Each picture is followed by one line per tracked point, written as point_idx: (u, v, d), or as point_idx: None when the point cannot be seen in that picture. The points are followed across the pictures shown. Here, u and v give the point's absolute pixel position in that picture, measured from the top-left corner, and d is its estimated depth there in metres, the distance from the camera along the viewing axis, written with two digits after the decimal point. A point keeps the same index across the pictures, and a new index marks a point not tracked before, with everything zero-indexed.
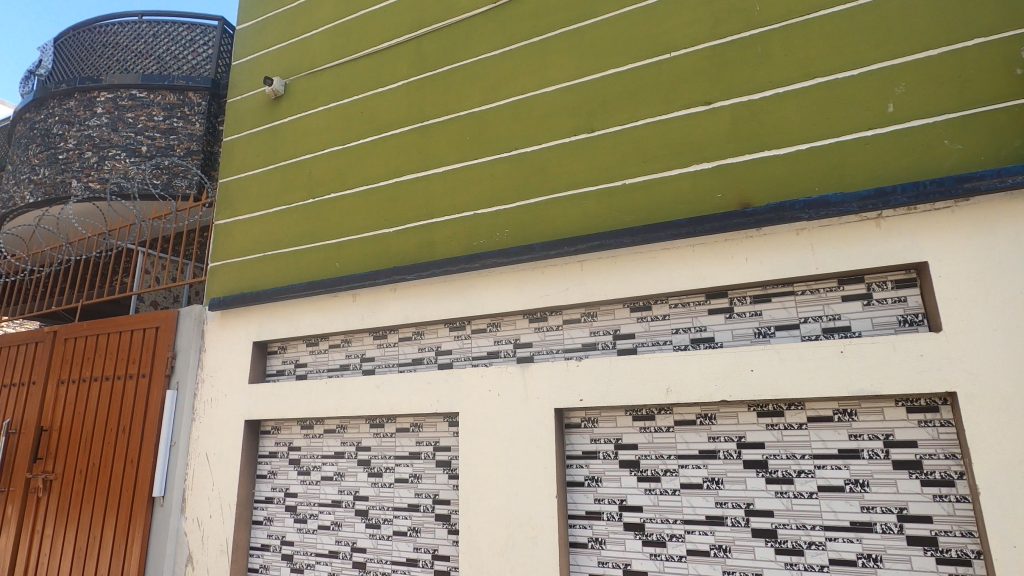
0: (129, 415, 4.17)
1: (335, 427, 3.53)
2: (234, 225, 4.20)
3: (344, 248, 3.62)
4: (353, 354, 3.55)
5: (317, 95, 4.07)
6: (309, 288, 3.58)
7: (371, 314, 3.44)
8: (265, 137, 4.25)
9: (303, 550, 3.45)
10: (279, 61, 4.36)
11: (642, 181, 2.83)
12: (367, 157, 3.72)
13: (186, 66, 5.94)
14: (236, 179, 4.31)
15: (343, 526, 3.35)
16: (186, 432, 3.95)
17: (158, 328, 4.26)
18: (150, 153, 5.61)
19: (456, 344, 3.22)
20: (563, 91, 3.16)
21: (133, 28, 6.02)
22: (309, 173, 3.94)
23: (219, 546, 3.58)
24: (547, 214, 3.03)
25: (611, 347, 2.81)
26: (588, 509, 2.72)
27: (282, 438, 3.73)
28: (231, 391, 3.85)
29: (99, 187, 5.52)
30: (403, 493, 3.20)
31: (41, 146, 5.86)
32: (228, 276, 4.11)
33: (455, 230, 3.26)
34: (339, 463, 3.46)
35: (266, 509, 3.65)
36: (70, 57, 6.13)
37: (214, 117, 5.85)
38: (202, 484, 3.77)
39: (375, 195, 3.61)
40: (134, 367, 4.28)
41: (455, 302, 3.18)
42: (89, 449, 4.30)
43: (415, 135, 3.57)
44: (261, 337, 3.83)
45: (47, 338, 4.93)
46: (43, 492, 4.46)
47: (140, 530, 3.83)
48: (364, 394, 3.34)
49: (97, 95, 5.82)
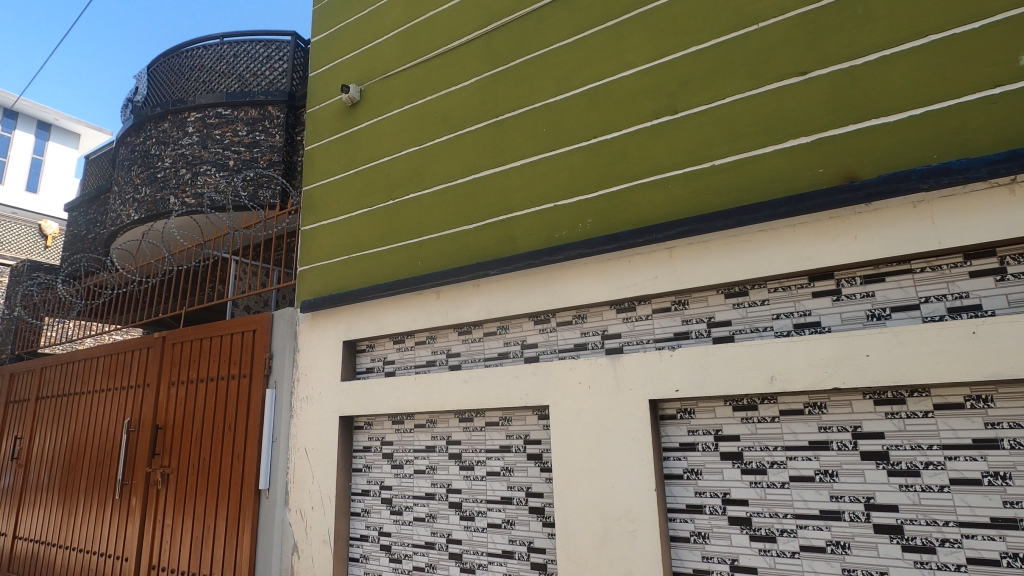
0: (234, 413, 4.45)
1: (425, 422, 3.62)
2: (319, 230, 4.37)
3: (426, 246, 3.69)
4: (439, 350, 3.63)
5: (390, 100, 4.17)
6: (395, 288, 3.69)
7: (455, 310, 3.48)
8: (343, 144, 4.40)
9: (400, 540, 3.56)
10: (353, 69, 4.50)
11: (732, 161, 2.70)
12: (443, 156, 3.77)
13: (264, 81, 6.25)
14: (318, 187, 4.49)
15: (437, 517, 3.43)
16: (286, 428, 4.16)
17: (254, 331, 4.52)
18: (237, 166, 5.94)
19: (542, 337, 3.21)
20: (640, 75, 3.06)
21: (216, 50, 6.40)
22: (388, 175, 4.04)
23: (321, 536, 3.76)
24: (631, 201, 2.95)
25: (706, 335, 2.71)
26: (689, 502, 2.64)
27: (375, 433, 3.87)
28: (325, 389, 4.02)
29: (194, 201, 5.90)
30: (495, 486, 3.23)
31: (141, 167, 6.35)
32: (316, 278, 4.29)
33: (536, 223, 3.25)
34: (431, 456, 3.55)
35: (363, 501, 3.80)
36: (162, 82, 6.60)
37: (293, 128, 6.11)
38: (303, 477, 3.97)
39: (453, 193, 3.65)
40: (236, 367, 4.56)
41: (539, 295, 3.16)
42: (199, 446, 4.63)
43: (490, 130, 3.58)
44: (350, 336, 3.98)
45: (157, 343, 5.35)
46: (162, 485, 4.85)
47: (250, 521, 4.08)
48: (452, 389, 3.40)
49: (187, 115, 6.24)
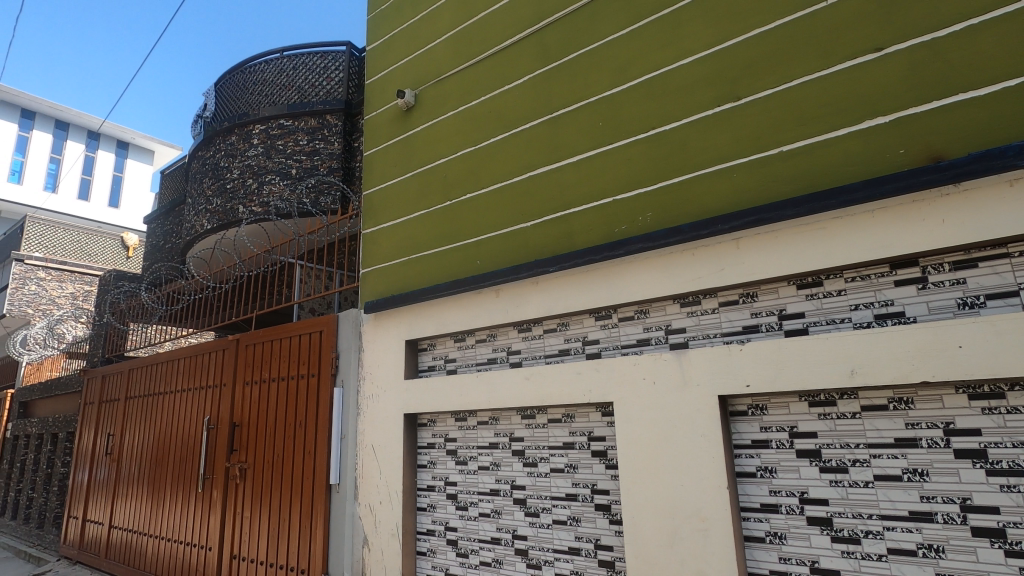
0: (304, 411, 4.64)
1: (488, 419, 3.66)
2: (379, 233, 4.49)
3: (484, 245, 3.73)
4: (499, 347, 3.65)
5: (444, 102, 4.24)
6: (455, 288, 3.75)
7: (514, 308, 3.50)
8: (400, 148, 4.50)
9: (466, 535, 3.62)
10: (408, 74, 4.60)
11: (801, 146, 2.59)
12: (498, 155, 3.80)
13: (322, 91, 6.47)
14: (377, 191, 4.61)
15: (502, 513, 3.46)
16: (353, 425, 4.30)
17: (321, 332, 4.70)
18: (299, 174, 6.18)
19: (603, 334, 3.18)
20: (699, 62, 2.98)
21: (276, 64, 6.69)
22: (444, 176, 4.11)
23: (390, 530, 3.87)
24: (693, 192, 2.87)
25: (777, 328, 2.61)
26: (764, 501, 2.55)
27: (438, 430, 3.95)
28: (389, 387, 4.14)
29: (261, 209, 6.19)
30: (560, 482, 3.23)
31: (212, 179, 6.71)
32: (378, 280, 4.41)
33: (594, 219, 3.22)
34: (495, 453, 3.58)
35: (429, 497, 3.89)
36: (228, 97, 6.96)
37: (350, 135, 6.29)
38: (371, 473, 4.10)
39: (510, 192, 3.67)
40: (305, 367, 4.75)
41: (599, 291, 3.13)
42: (273, 442, 4.86)
43: (545, 127, 3.57)
44: (412, 335, 4.07)
45: (231, 346, 5.65)
46: (240, 479, 5.12)
47: (322, 514, 4.25)
48: (514, 386, 3.42)
49: (253, 127, 6.55)
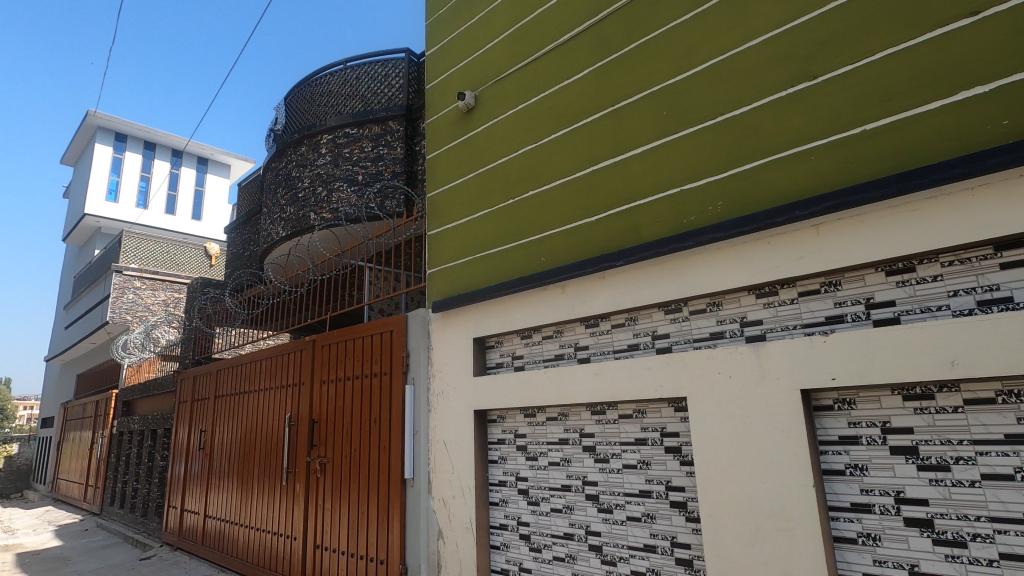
0: (379, 407, 4.82)
1: (557, 415, 3.67)
2: (444, 233, 4.59)
3: (548, 241, 3.73)
4: (567, 343, 3.65)
5: (504, 101, 4.27)
6: (521, 285, 3.78)
7: (581, 303, 3.48)
8: (462, 149, 4.58)
9: (539, 530, 3.64)
10: (467, 76, 4.67)
11: (886, 124, 2.43)
12: (560, 150, 3.79)
13: (384, 98, 6.67)
14: (441, 192, 4.71)
15: (575, 509, 3.46)
16: (425, 422, 4.42)
17: (392, 331, 4.87)
18: (365, 180, 6.40)
19: (674, 327, 3.12)
20: (769, 42, 2.86)
21: (341, 75, 6.95)
22: (506, 174, 4.15)
23: (463, 524, 3.96)
24: (768, 178, 2.75)
25: (864, 318, 2.47)
26: (854, 501, 2.42)
27: (508, 426, 4.00)
28: (459, 384, 4.23)
29: (331, 216, 6.46)
30: (633, 478, 3.19)
31: (286, 189, 7.07)
32: (445, 279, 4.51)
33: (662, 210, 3.15)
34: (565, 449, 3.59)
35: (501, 492, 3.94)
36: (298, 110, 7.31)
37: (412, 140, 6.44)
38: (444, 468, 4.20)
39: (573, 187, 3.65)
40: (377, 366, 4.94)
41: (669, 284, 3.06)
42: (350, 438, 5.08)
43: (608, 119, 3.53)
44: (479, 333, 4.13)
45: (308, 347, 5.95)
46: (321, 473, 5.39)
47: (399, 507, 4.40)
48: (583, 382, 3.41)
49: (321, 137, 6.85)
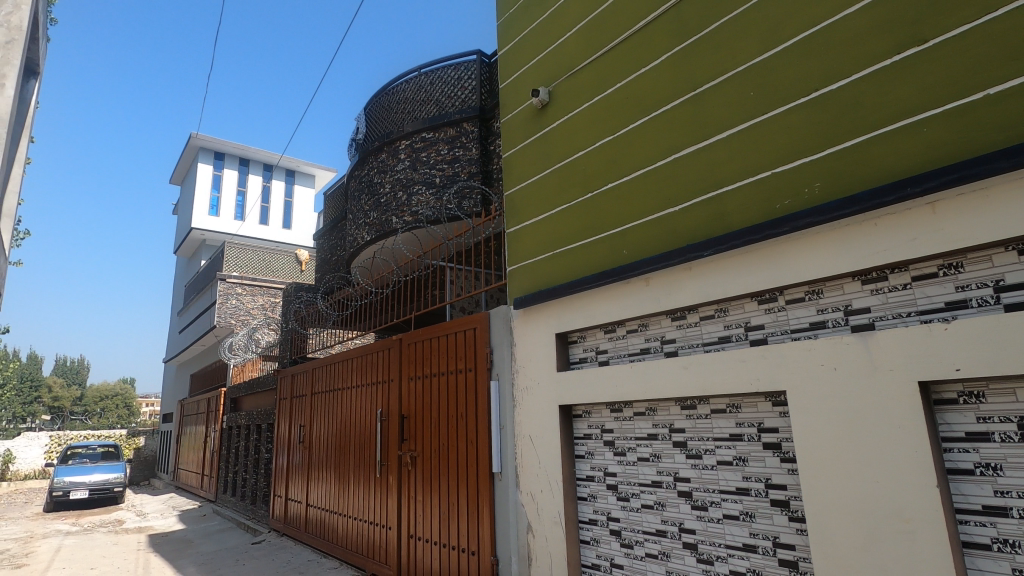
0: (465, 403, 4.95)
1: (645, 409, 3.61)
2: (523, 230, 4.63)
3: (630, 233, 3.67)
4: (652, 337, 3.58)
5: (579, 94, 4.24)
6: (603, 279, 3.74)
7: (666, 296, 3.40)
8: (538, 146, 4.59)
9: (630, 526, 3.59)
10: (540, 73, 4.68)
11: (1012, 87, 2.19)
12: (639, 140, 3.71)
13: (458, 101, 6.82)
14: (518, 190, 4.75)
15: (667, 506, 3.39)
16: (510, 416, 4.49)
17: (475, 328, 4.98)
18: (443, 182, 6.57)
19: (769, 318, 2.98)
20: (867, 9, 2.66)
21: (416, 81, 7.18)
22: (584, 168, 4.12)
23: (552, 518, 3.98)
24: (873, 154, 2.56)
25: (993, 303, 2.24)
26: (987, 503, 2.21)
27: (594, 421, 3.97)
28: (543, 379, 4.26)
29: (412, 218, 6.68)
30: (728, 476, 3.08)
31: (368, 195, 7.40)
32: (525, 276, 4.54)
33: (752, 196, 3.01)
34: (655, 444, 3.52)
35: (589, 487, 3.92)
36: (377, 119, 7.62)
37: (486, 140, 6.55)
38: (531, 462, 4.24)
39: (654, 177, 3.56)
40: (463, 362, 5.08)
41: (762, 273, 2.93)
42: (439, 432, 5.25)
43: (689, 105, 3.41)
44: (562, 328, 4.14)
45: (395, 346, 6.22)
46: (412, 466, 5.61)
47: (488, 500, 4.51)
48: (672, 376, 3.33)
49: (399, 144, 7.11)
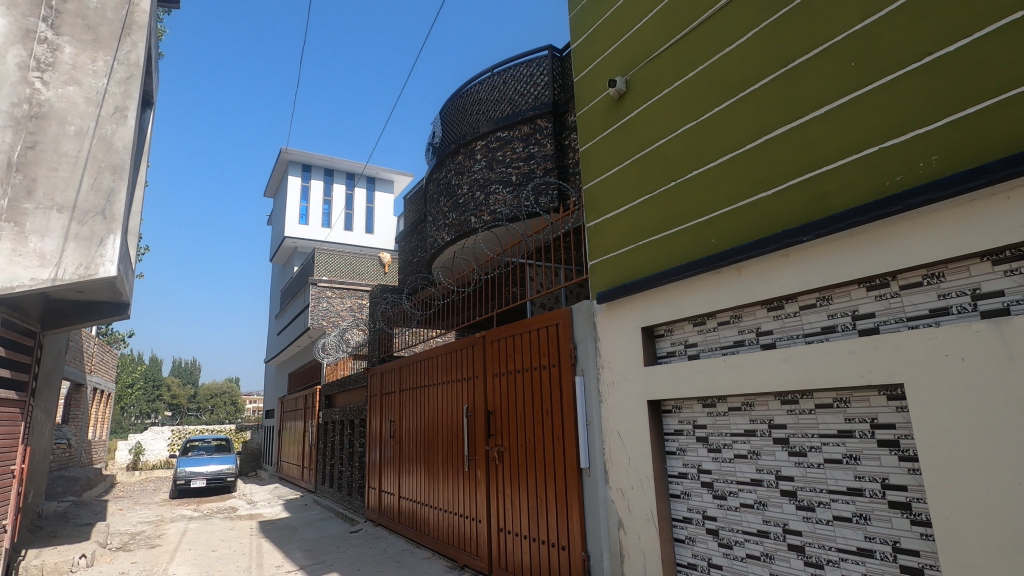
0: (551, 399, 4.97)
1: (741, 405, 3.46)
2: (604, 223, 4.57)
3: (719, 221, 3.53)
4: (746, 328, 3.42)
5: (658, 81, 4.13)
6: (691, 270, 3.62)
7: (762, 285, 3.23)
8: (617, 136, 4.51)
9: (728, 526, 3.45)
10: (617, 62, 4.59)
11: None
12: (726, 123, 3.56)
13: (531, 98, 6.83)
14: (597, 183, 4.70)
15: (768, 506, 3.22)
16: (597, 412, 4.45)
17: (558, 324, 4.99)
18: (519, 180, 6.62)
19: (880, 305, 2.76)
20: None
21: (490, 82, 7.27)
22: (666, 157, 4.00)
23: (644, 515, 3.89)
24: (1001, 119, 2.29)
25: None
26: None
27: (685, 417, 3.85)
28: (629, 374, 4.18)
29: (491, 217, 6.77)
30: (838, 475, 2.89)
31: (447, 197, 7.59)
32: (608, 270, 4.49)
33: (857, 174, 2.80)
34: (752, 441, 3.36)
35: (682, 484, 3.81)
36: (452, 121, 7.79)
37: (561, 135, 6.52)
38: (619, 458, 4.17)
39: (744, 161, 3.40)
40: (546, 358, 5.09)
41: (870, 257, 2.71)
42: (525, 427, 5.30)
43: (781, 81, 3.22)
44: (647, 322, 4.05)
45: (478, 343, 6.35)
46: (499, 461, 5.71)
47: (577, 496, 4.50)
48: (770, 369, 3.16)
49: (475, 144, 7.23)
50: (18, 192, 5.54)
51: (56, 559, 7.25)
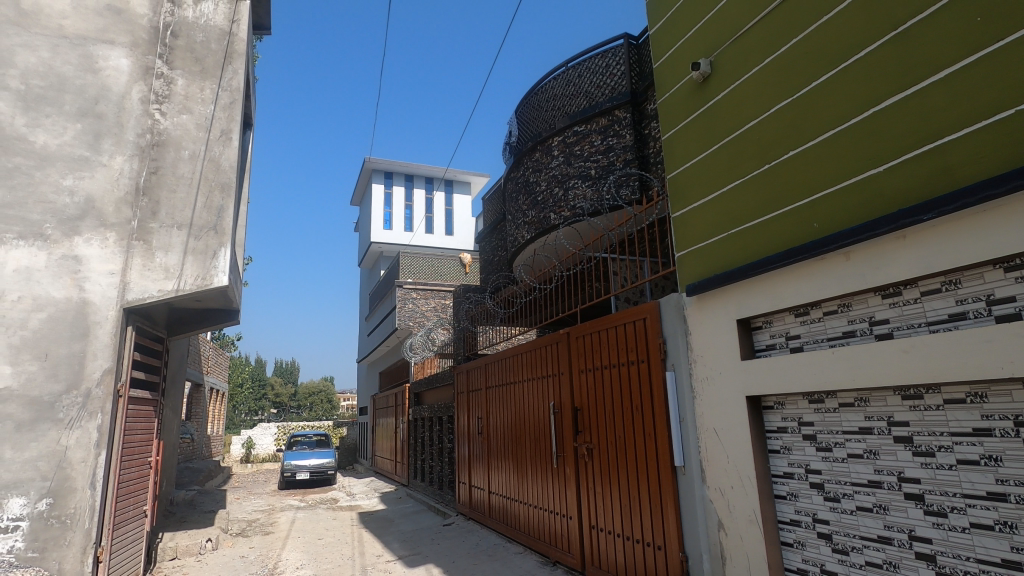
0: (640, 395, 4.86)
1: (853, 401, 3.19)
2: (691, 213, 4.40)
3: (822, 204, 3.28)
4: (858, 318, 3.16)
5: (747, 59, 3.92)
6: (792, 258, 3.39)
7: (875, 270, 2.97)
8: (702, 121, 4.34)
9: (843, 530, 3.22)
10: (700, 44, 4.41)
11: None
12: (825, 98, 3.31)
13: (608, 89, 6.70)
14: (682, 172, 4.53)
15: (890, 510, 2.96)
16: (690, 409, 4.29)
17: (645, 319, 4.86)
18: (598, 173, 6.53)
19: (1021, 289, 2.46)
20: None
21: (565, 77, 7.23)
22: (759, 138, 3.79)
23: (747, 517, 3.70)
24: None
25: None
26: None
27: (789, 413, 3.62)
28: (725, 368, 3.99)
29: (570, 213, 6.73)
30: (974, 478, 2.60)
31: (526, 195, 7.62)
32: (697, 261, 4.32)
33: (987, 142, 2.50)
34: (869, 440, 3.10)
35: (788, 485, 3.59)
36: (528, 120, 7.82)
37: (640, 124, 6.35)
38: (716, 457, 3.98)
39: (849, 137, 3.15)
40: (634, 354, 4.98)
41: (1008, 235, 2.41)
42: (614, 424, 5.22)
43: (890, 47, 2.96)
44: (743, 314, 3.85)
45: (563, 340, 6.34)
46: (588, 458, 5.67)
47: (673, 495, 4.37)
48: (888, 361, 2.90)
49: (552, 141, 7.21)
50: (145, 213, 6.16)
51: (187, 542, 8.04)
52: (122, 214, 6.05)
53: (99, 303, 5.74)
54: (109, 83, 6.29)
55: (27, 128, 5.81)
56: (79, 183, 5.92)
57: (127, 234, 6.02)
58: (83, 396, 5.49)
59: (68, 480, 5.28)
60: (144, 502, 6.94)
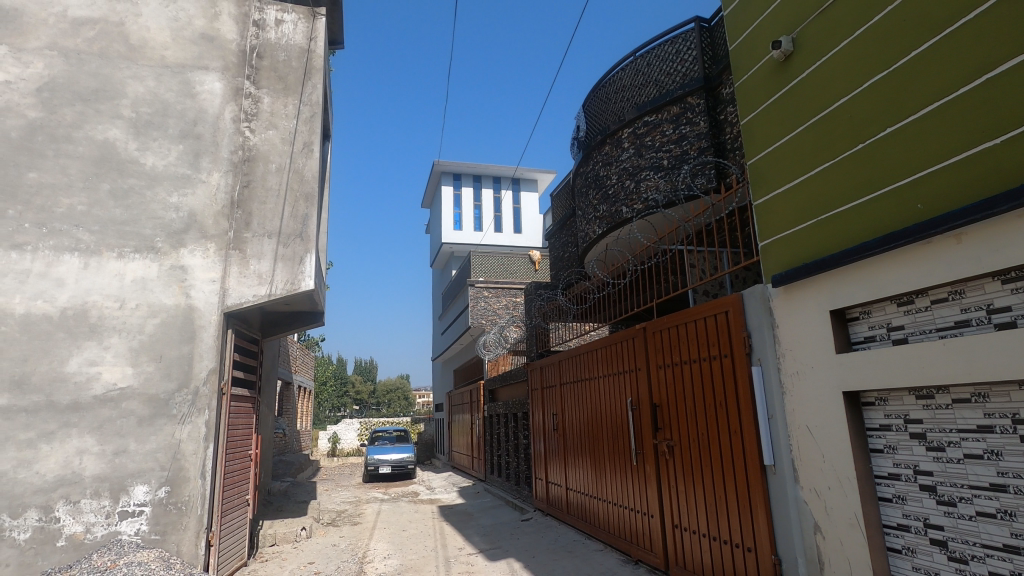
0: (723, 390, 4.69)
1: (970, 396, 2.92)
2: (776, 199, 4.18)
3: (927, 182, 3.02)
4: (973, 306, 2.89)
5: (835, 32, 3.67)
6: (894, 242, 3.14)
7: (993, 252, 2.70)
8: (786, 102, 4.11)
9: (961, 537, 2.96)
10: (781, 20, 4.18)
11: None
12: (929, 67, 3.04)
13: (679, 76, 6.50)
14: (765, 156, 4.32)
15: (1017, 517, 2.69)
16: (781, 406, 4.09)
17: (727, 312, 4.68)
18: (671, 163, 6.35)
19: None
20: None
21: (633, 67, 7.08)
22: (851, 116, 3.54)
23: (847, 520, 3.47)
24: None
25: None
26: None
27: (893, 410, 3.35)
28: (818, 362, 3.77)
29: (643, 205, 6.59)
30: None
31: (596, 190, 7.53)
32: (784, 250, 4.10)
33: None
34: (990, 439, 2.83)
35: (894, 487, 3.33)
36: (596, 113, 7.73)
37: (715, 110, 6.11)
38: (811, 456, 3.77)
39: (957, 108, 2.88)
40: (716, 349, 4.81)
41: None
42: (697, 421, 5.06)
43: (1006, 6, 2.67)
44: (838, 304, 3.62)
45: (640, 335, 6.22)
46: (669, 455, 5.53)
47: (763, 495, 4.18)
48: (1011, 352, 2.64)
49: (621, 133, 7.09)
50: (239, 224, 6.65)
51: (285, 530, 8.62)
52: (220, 225, 6.56)
53: (204, 308, 6.26)
54: (205, 106, 6.85)
55: (138, 152, 6.42)
56: (183, 200, 6.48)
57: (226, 244, 6.53)
58: (193, 394, 6.02)
59: (182, 471, 5.81)
60: (247, 492, 7.49)
